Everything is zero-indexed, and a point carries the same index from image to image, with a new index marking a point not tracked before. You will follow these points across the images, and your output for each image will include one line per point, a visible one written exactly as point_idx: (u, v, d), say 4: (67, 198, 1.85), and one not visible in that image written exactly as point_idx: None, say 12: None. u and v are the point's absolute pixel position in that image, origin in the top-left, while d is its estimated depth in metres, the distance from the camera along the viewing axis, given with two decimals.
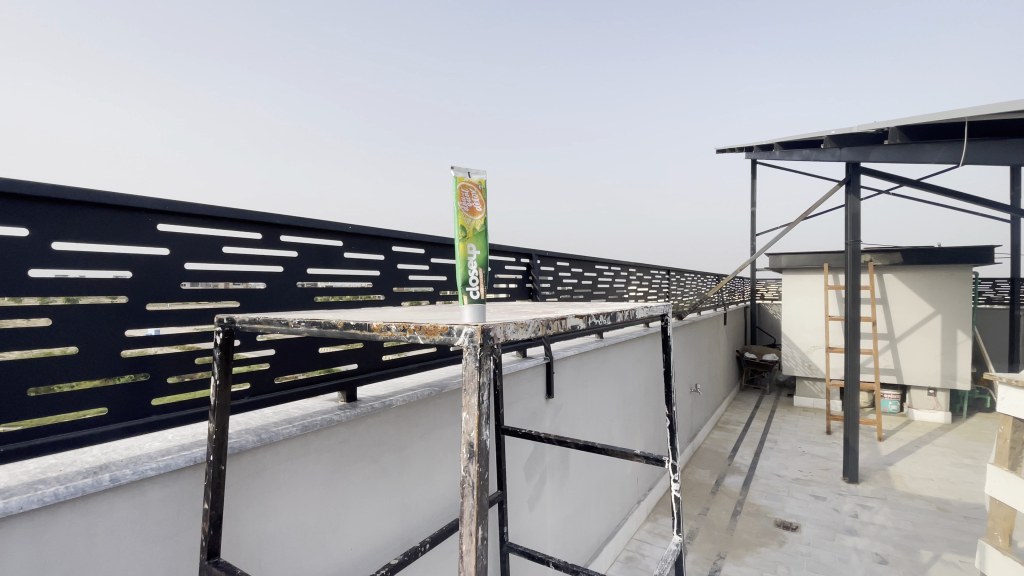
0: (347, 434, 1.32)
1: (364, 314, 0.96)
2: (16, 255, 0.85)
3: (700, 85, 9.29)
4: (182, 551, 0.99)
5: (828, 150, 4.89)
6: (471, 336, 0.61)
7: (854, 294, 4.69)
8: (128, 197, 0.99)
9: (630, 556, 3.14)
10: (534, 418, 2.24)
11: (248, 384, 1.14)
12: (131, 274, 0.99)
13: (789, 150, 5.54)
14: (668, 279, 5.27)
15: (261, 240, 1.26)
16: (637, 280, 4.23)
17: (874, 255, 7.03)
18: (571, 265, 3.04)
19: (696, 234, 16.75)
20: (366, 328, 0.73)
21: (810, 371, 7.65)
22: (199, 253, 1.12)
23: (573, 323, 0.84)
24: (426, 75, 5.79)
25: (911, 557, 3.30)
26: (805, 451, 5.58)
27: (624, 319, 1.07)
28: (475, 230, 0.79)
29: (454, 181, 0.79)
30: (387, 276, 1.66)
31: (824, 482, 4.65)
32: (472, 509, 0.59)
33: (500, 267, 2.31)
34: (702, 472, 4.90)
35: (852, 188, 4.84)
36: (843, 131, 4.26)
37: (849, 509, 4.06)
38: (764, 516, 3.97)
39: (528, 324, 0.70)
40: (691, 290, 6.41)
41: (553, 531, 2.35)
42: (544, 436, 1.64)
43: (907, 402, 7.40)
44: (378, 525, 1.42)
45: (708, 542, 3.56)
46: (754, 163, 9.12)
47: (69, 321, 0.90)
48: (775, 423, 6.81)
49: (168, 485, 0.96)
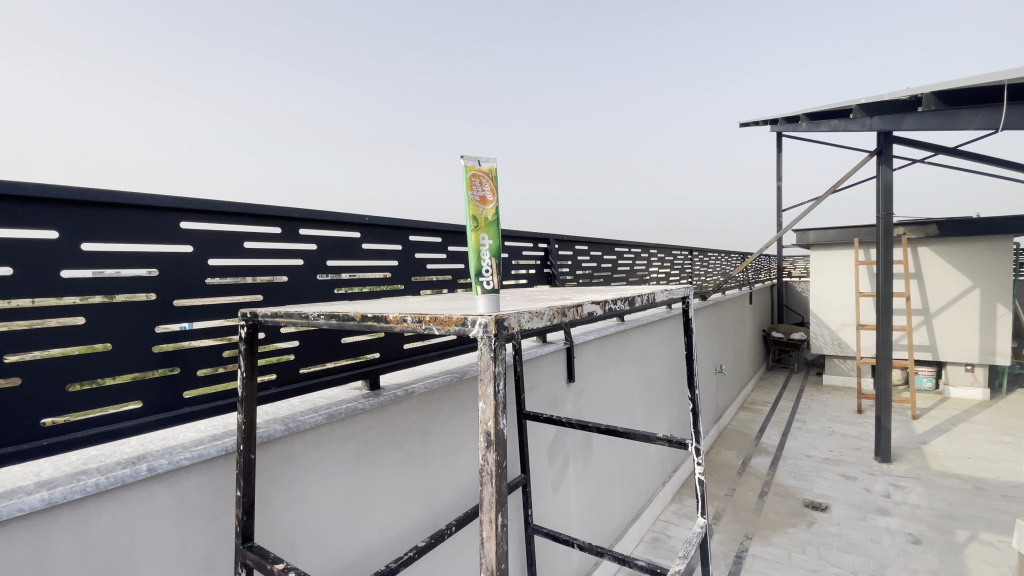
0: (372, 421, 1.34)
1: (382, 304, 0.97)
2: (50, 255, 0.88)
3: (718, 54, 9.03)
4: (217, 538, 1.02)
5: (858, 119, 4.69)
6: (486, 326, 0.61)
7: (886, 269, 4.52)
8: (153, 197, 1.02)
9: (656, 538, 3.15)
10: (556, 403, 2.24)
11: (274, 374, 1.18)
12: (158, 272, 1.02)
13: (817, 120, 5.34)
14: (691, 258, 5.15)
15: (282, 234, 1.27)
16: (659, 261, 4.16)
17: (908, 227, 6.73)
18: (590, 248, 3.01)
19: (718, 211, 16.30)
20: (383, 319, 0.74)
21: (840, 349, 7.48)
22: (222, 250, 1.14)
23: (589, 309, 0.84)
24: (436, 57, 5.66)
25: (945, 537, 3.24)
26: (835, 430, 5.47)
27: (643, 304, 1.06)
28: (487, 219, 0.78)
29: (465, 169, 0.79)
30: (405, 266, 1.67)
31: (854, 462, 4.57)
32: (491, 496, 0.60)
33: (518, 253, 2.30)
34: (728, 454, 4.86)
35: (884, 158, 4.62)
36: (874, 100, 4.07)
37: (881, 489, 3.98)
38: (792, 496, 3.92)
39: (543, 313, 0.70)
40: (716, 269, 6.27)
41: (577, 513, 2.36)
42: (565, 421, 1.64)
43: (943, 378, 7.19)
44: (404, 512, 1.45)
45: (734, 522, 3.55)
46: (779, 135, 8.80)
47: (103, 318, 0.94)
48: (804, 402, 6.68)
49: (203, 474, 1.00)
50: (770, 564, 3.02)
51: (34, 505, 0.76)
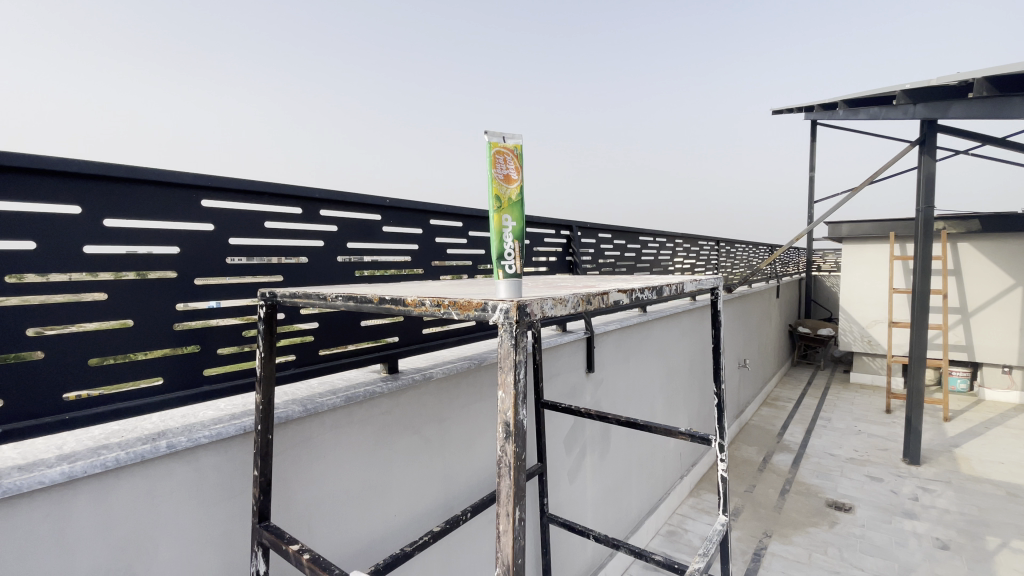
0: (389, 405, 1.33)
1: (401, 288, 0.94)
2: (73, 230, 0.89)
3: (752, 39, 8.71)
4: (235, 516, 1.03)
5: (901, 106, 4.46)
6: (507, 312, 0.57)
7: (924, 265, 4.33)
8: (174, 173, 1.01)
9: (672, 531, 3.11)
10: (574, 392, 2.21)
11: (294, 356, 1.18)
12: (179, 250, 1.02)
13: (855, 108, 5.11)
14: (717, 250, 5.02)
15: (303, 214, 1.26)
16: (684, 252, 4.06)
17: (949, 222, 6.43)
18: (614, 237, 2.94)
19: (746, 202, 15.84)
20: (402, 303, 0.71)
21: (870, 347, 7.25)
22: (244, 229, 1.13)
23: (615, 297, 0.80)
24: (461, 41, 5.57)
25: (975, 544, 3.12)
26: (862, 430, 5.31)
27: (670, 294, 1.02)
28: (511, 200, 0.74)
29: (489, 146, 0.75)
30: (425, 250, 1.65)
31: (881, 462, 4.43)
32: (510, 489, 0.57)
33: (539, 239, 2.26)
34: (749, 450, 4.78)
35: (927, 148, 4.40)
36: (919, 85, 3.85)
37: (908, 492, 3.86)
38: (815, 495, 3.83)
39: (567, 300, 0.66)
40: (742, 261, 6.11)
41: (593, 504, 2.34)
42: (584, 411, 1.61)
43: (978, 380, 6.91)
44: (420, 496, 1.44)
45: (753, 519, 3.50)
46: (814, 124, 8.47)
47: (125, 295, 0.94)
48: (830, 400, 6.49)
49: (221, 452, 1.01)
50: (789, 563, 2.96)
51: (55, 478, 0.76)
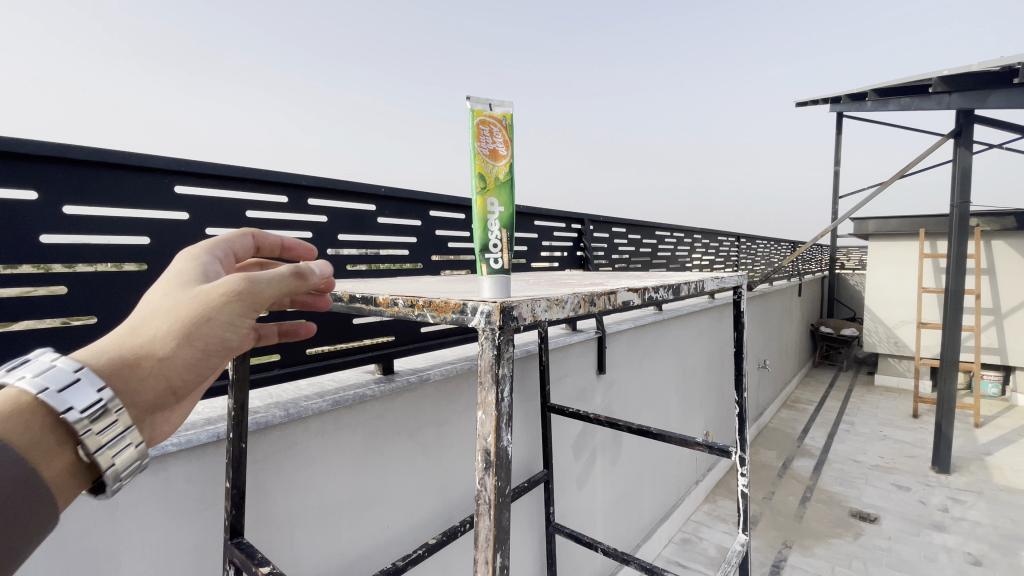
0: (381, 409, 1.24)
1: (386, 285, 0.85)
2: (29, 218, 0.81)
3: (775, 31, 8.41)
4: (208, 529, 0.95)
5: (935, 96, 4.23)
6: (489, 315, 0.47)
7: (958, 263, 4.10)
8: (144, 157, 0.93)
9: (686, 539, 2.99)
10: (584, 395, 2.11)
11: (277, 356, 1.09)
12: (149, 240, 0.94)
13: (885, 98, 4.87)
14: (737, 246, 4.84)
15: (289, 203, 1.17)
16: (702, 248, 3.91)
17: (983, 219, 6.13)
18: (628, 231, 2.81)
19: (768, 198, 15.40)
20: (372, 302, 0.62)
21: (896, 348, 6.98)
22: (222, 218, 1.05)
23: (624, 298, 0.70)
24: None
25: (1011, 560, 2.94)
26: (887, 435, 5.10)
27: (688, 293, 0.91)
28: (498, 179, 0.63)
29: (471, 115, 0.63)
30: (424, 243, 1.55)
31: (908, 471, 4.23)
32: (488, 532, 0.47)
33: (549, 233, 2.15)
34: (768, 454, 4.61)
35: (963, 140, 4.16)
36: (957, 73, 3.64)
37: (937, 503, 3.66)
38: (838, 504, 3.67)
39: (565, 301, 0.56)
40: (763, 257, 5.91)
41: (603, 511, 2.24)
42: (593, 416, 1.51)
43: (1011, 385, 6.60)
44: (416, 505, 1.36)
45: (773, 528, 3.35)
46: (840, 117, 8.17)
47: (88, 289, 0.87)
48: (853, 403, 6.26)
49: (192, 462, 0.93)
50: None
51: None
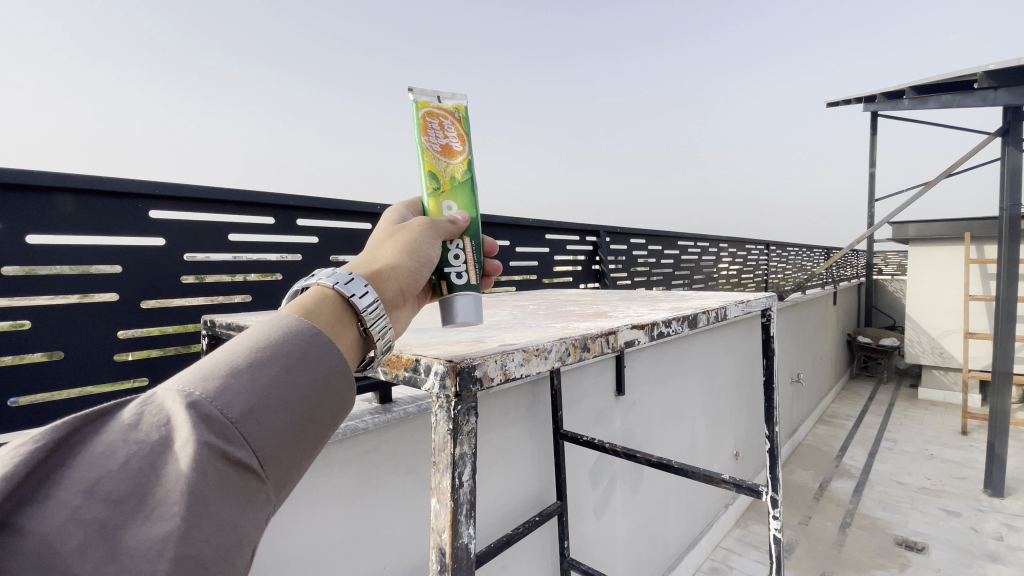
0: (376, 442, 1.17)
1: None
2: None
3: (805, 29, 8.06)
4: None
5: (981, 92, 3.96)
6: (442, 379, 0.46)
7: (1010, 270, 3.81)
8: (116, 181, 0.89)
9: (715, 568, 2.82)
10: (601, 418, 1.99)
11: None
12: (121, 268, 0.91)
13: (924, 95, 4.60)
14: (765, 254, 4.63)
15: (275, 225, 1.15)
16: (729, 257, 3.74)
17: None
18: (649, 242, 2.69)
19: (799, 203, 14.84)
20: None
21: (941, 360, 6.56)
22: (202, 243, 1.02)
23: (625, 337, 0.64)
24: None
25: None
26: (934, 454, 4.77)
27: (708, 323, 0.82)
28: (451, 178, 0.68)
29: (417, 108, 0.66)
30: None
31: (958, 494, 3.93)
32: None
33: (562, 247, 2.06)
34: (804, 475, 4.36)
35: (1012, 139, 3.86)
36: (1004, 66, 3.39)
37: (991, 531, 3.38)
38: (880, 531, 3.42)
39: (547, 352, 0.53)
40: (793, 265, 5.65)
41: (623, 542, 2.11)
42: (608, 446, 1.39)
43: None
44: (414, 543, 1.26)
45: (810, 558, 3.13)
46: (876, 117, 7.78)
47: (56, 323, 0.84)
48: (896, 419, 5.90)
49: None
50: None
51: None
